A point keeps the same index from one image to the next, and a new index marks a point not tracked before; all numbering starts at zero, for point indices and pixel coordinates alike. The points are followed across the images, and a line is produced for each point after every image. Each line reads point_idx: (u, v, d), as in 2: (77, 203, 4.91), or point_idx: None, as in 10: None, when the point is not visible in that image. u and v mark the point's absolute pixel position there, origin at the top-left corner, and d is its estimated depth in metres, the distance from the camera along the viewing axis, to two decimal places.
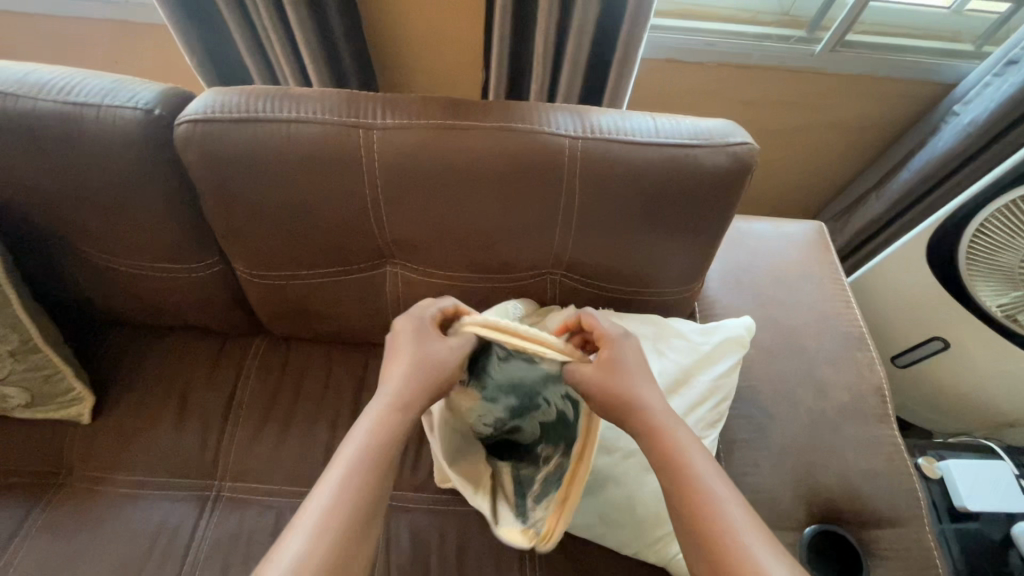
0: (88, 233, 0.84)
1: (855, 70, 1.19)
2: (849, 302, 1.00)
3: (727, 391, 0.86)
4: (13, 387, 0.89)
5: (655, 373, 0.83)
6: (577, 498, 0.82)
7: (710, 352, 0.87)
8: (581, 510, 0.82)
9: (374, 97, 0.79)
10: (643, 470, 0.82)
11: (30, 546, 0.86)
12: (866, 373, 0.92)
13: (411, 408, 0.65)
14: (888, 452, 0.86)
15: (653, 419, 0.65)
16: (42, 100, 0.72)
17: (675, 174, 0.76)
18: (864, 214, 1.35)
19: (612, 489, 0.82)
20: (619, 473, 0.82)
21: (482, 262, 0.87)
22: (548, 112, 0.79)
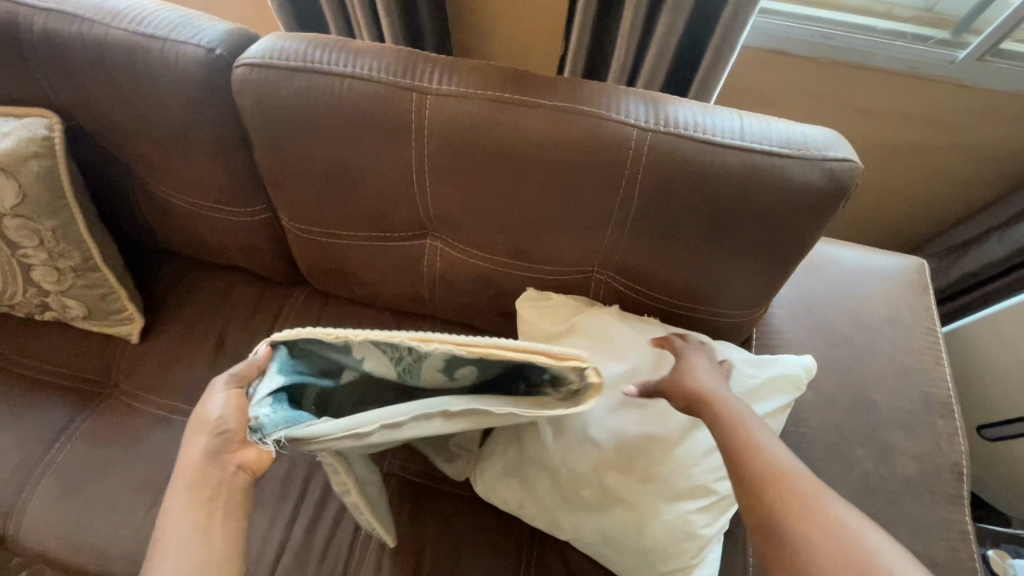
0: (149, 165, 0.86)
1: (1003, 86, 1.01)
2: (938, 357, 0.86)
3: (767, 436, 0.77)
4: (71, 299, 0.94)
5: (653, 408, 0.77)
6: (581, 513, 0.77)
7: (759, 388, 0.77)
8: (582, 524, 0.77)
9: (434, 58, 0.73)
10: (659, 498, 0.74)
11: (74, 448, 0.93)
12: (944, 444, 0.80)
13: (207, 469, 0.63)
14: (953, 538, 0.75)
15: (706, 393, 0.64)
16: (113, 28, 0.72)
17: (754, 184, 0.67)
18: (980, 255, 1.16)
19: (619, 514, 0.75)
20: (630, 498, 0.74)
21: (524, 250, 0.82)
22: (622, 96, 0.71)
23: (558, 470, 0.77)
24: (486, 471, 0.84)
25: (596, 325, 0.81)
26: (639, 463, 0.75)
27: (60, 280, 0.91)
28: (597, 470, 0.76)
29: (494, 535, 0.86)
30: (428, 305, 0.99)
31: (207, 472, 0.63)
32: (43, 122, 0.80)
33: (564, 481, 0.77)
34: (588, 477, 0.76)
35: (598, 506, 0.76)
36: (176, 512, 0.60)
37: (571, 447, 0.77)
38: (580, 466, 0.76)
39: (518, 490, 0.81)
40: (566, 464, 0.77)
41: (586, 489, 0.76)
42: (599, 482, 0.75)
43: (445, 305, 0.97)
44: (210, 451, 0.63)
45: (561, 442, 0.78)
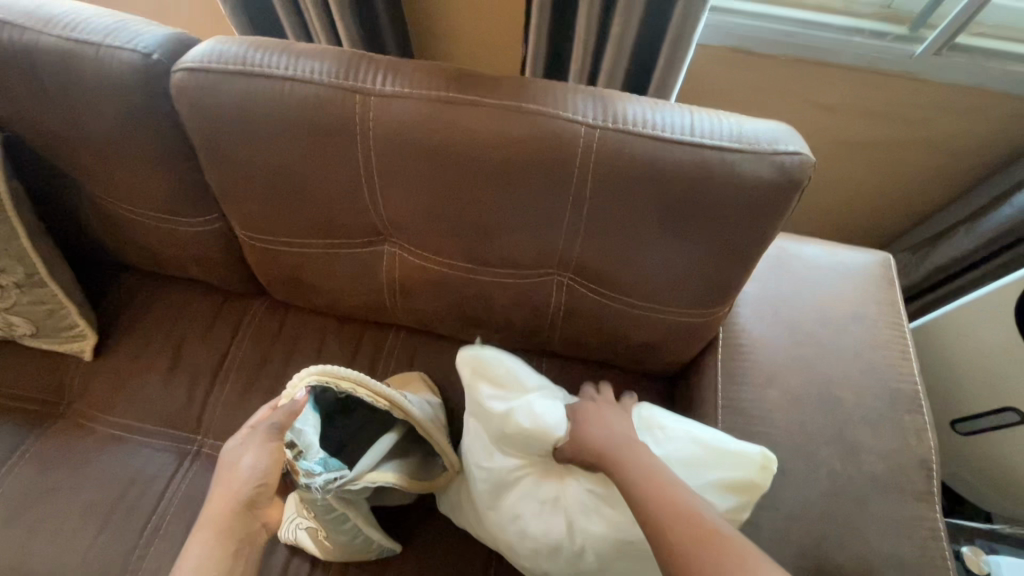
0: (94, 177, 0.83)
1: (964, 79, 1.01)
2: (905, 352, 0.85)
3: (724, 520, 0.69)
4: (17, 316, 0.91)
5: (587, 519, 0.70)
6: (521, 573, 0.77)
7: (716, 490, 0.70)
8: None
9: (379, 59, 0.71)
10: None
11: (21, 471, 0.90)
12: (912, 439, 0.78)
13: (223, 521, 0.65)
14: (923, 537, 0.73)
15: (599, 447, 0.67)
16: (46, 34, 0.70)
17: (703, 179, 0.65)
18: (948, 250, 1.15)
19: None
20: None
21: (479, 253, 0.80)
22: (570, 93, 0.70)
23: (503, 542, 0.74)
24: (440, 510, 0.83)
25: (536, 399, 0.75)
26: (580, 555, 0.70)
27: (3, 297, 0.88)
28: (536, 553, 0.71)
29: (456, 548, 0.84)
30: (390, 314, 0.97)
31: (234, 525, 0.66)
32: None
33: (510, 552, 0.74)
34: (532, 557, 0.72)
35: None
36: (198, 555, 0.64)
37: (511, 526, 0.73)
38: (523, 546, 0.72)
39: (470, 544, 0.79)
40: (510, 540, 0.73)
41: (531, 564, 0.73)
42: (534, 567, 0.73)
43: (407, 312, 0.95)
44: (245, 502, 0.67)
45: (501, 518, 0.73)
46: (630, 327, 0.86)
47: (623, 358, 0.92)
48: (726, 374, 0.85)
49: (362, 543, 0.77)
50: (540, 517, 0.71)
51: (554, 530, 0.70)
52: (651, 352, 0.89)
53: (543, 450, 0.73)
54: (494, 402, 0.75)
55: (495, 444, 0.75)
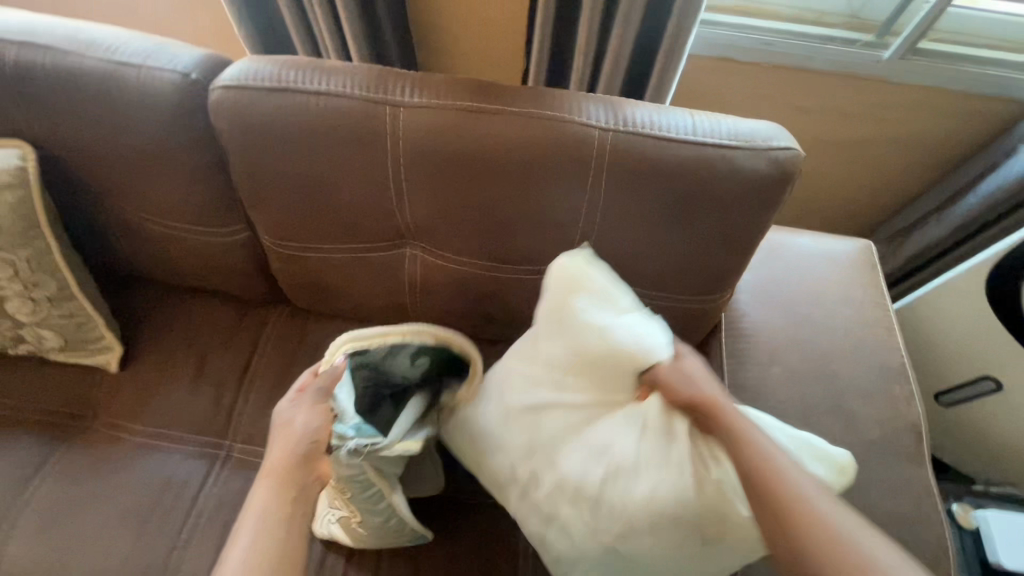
0: (125, 192, 0.86)
1: (927, 80, 1.10)
2: (890, 328, 0.93)
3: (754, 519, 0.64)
4: (47, 330, 0.93)
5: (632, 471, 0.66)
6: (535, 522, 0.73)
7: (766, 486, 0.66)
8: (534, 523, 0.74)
9: (405, 74, 0.77)
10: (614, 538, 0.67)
11: (52, 483, 0.91)
12: (903, 407, 0.85)
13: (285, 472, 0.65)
14: (918, 494, 0.80)
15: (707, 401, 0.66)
16: (88, 57, 0.74)
17: (707, 175, 0.72)
18: (920, 238, 1.25)
19: (569, 534, 0.70)
20: (578, 533, 0.69)
21: (499, 251, 0.86)
22: (582, 100, 0.76)
23: (526, 470, 0.74)
24: (467, 417, 0.81)
25: (632, 328, 0.71)
26: (602, 511, 0.67)
27: (35, 311, 0.91)
28: (559, 489, 0.70)
29: (487, 533, 0.89)
30: (409, 315, 1.01)
31: (294, 477, 0.66)
32: (17, 153, 0.79)
33: (527, 485, 0.74)
34: (551, 492, 0.71)
35: (548, 523, 0.72)
36: (260, 507, 0.62)
37: (548, 451, 0.73)
38: (546, 477, 0.72)
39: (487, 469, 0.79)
40: (538, 468, 0.73)
41: (543, 503, 0.72)
42: (557, 501, 0.70)
43: (426, 312, 0.99)
44: (302, 456, 0.67)
45: (542, 438, 0.73)
46: None
47: None
48: (730, 356, 0.92)
49: (396, 526, 0.80)
50: (581, 456, 0.70)
51: (590, 473, 0.68)
52: None
53: (626, 383, 0.71)
54: (586, 309, 0.72)
55: (563, 362, 0.73)
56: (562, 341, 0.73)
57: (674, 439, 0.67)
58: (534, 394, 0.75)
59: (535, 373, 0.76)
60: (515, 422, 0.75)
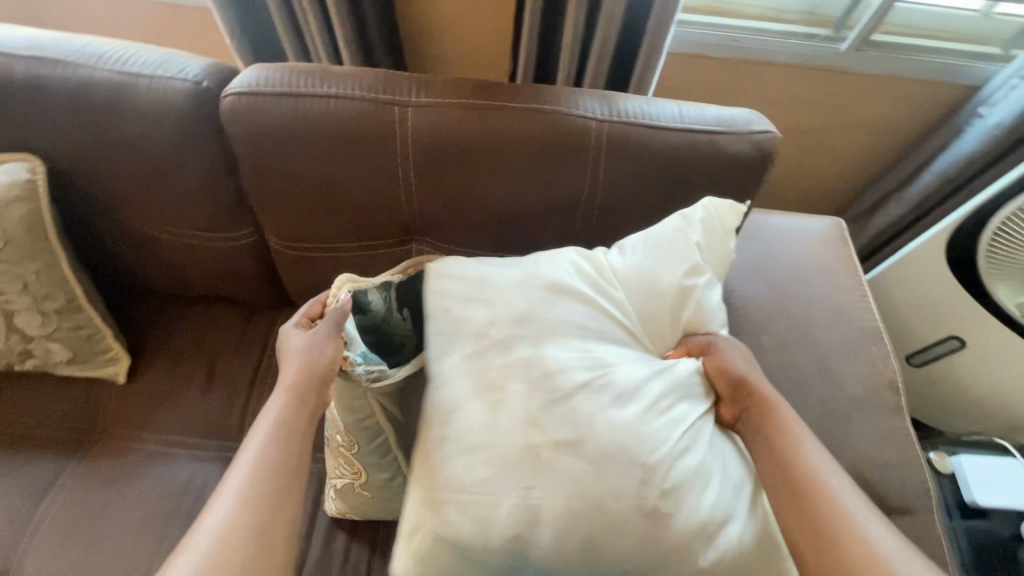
0: (133, 201, 0.88)
1: (880, 69, 1.20)
2: (864, 295, 1.01)
3: (704, 528, 0.56)
4: (56, 344, 0.94)
5: (619, 391, 0.61)
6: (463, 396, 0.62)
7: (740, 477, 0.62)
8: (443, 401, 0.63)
9: (409, 76, 0.82)
10: (535, 429, 0.59)
11: (68, 497, 0.91)
12: (880, 365, 0.93)
13: (301, 395, 0.68)
14: (899, 443, 0.87)
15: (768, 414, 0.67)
16: (99, 70, 0.77)
17: (696, 159, 0.79)
18: (884, 214, 1.35)
19: (494, 412, 0.61)
20: (501, 414, 0.60)
21: (504, 241, 0.90)
22: (578, 95, 0.82)
23: (505, 328, 0.66)
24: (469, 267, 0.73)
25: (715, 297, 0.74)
26: (559, 410, 0.60)
27: (44, 324, 0.92)
28: (530, 361, 0.63)
29: None
30: None
31: (304, 401, 0.68)
32: (25, 165, 0.81)
33: (487, 345, 0.65)
34: (514, 363, 0.63)
35: (469, 390, 0.62)
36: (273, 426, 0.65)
37: (548, 325, 0.66)
38: (522, 344, 0.64)
39: (439, 316, 0.68)
40: (521, 335, 0.65)
41: (493, 370, 0.63)
42: (517, 368, 0.63)
43: None
44: (317, 379, 0.69)
45: (551, 312, 0.67)
46: None
47: None
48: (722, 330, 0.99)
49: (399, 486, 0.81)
50: (580, 348, 0.64)
51: (581, 368, 0.62)
52: None
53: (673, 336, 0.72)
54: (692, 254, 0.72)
55: (635, 286, 0.71)
56: (661, 259, 0.72)
57: (687, 402, 0.65)
58: (583, 283, 0.70)
59: (600, 269, 0.73)
60: (524, 292, 0.69)
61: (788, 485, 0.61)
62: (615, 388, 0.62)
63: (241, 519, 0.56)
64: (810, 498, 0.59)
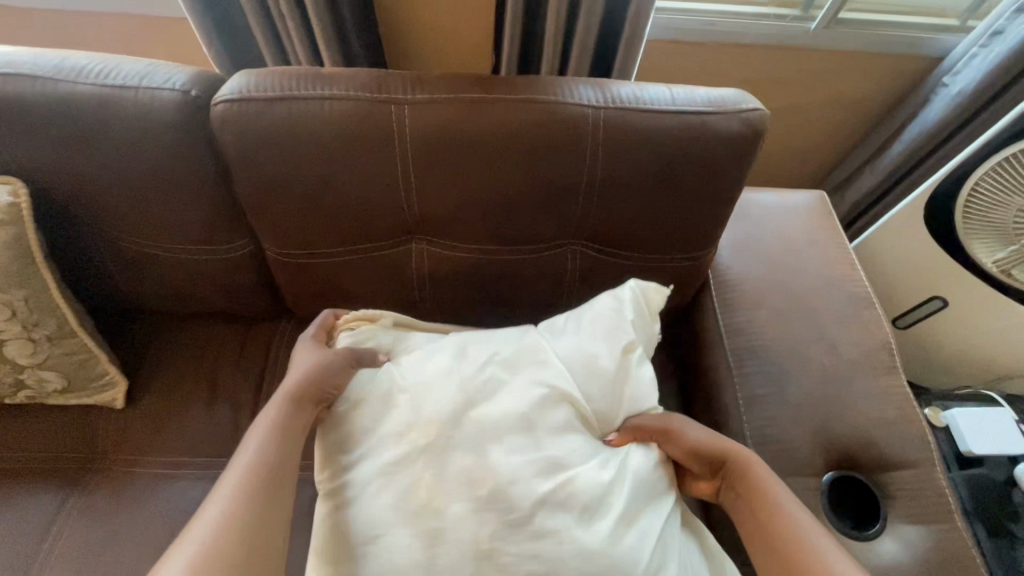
0: (122, 219, 0.86)
1: (848, 45, 1.24)
2: (853, 263, 1.04)
3: None
4: (50, 371, 0.91)
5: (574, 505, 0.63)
6: (403, 528, 0.61)
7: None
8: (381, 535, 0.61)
9: (402, 75, 0.81)
10: (484, 553, 0.60)
11: (74, 528, 0.87)
12: (873, 328, 0.97)
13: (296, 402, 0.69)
14: (898, 400, 0.91)
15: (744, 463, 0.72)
16: (81, 84, 0.75)
17: (691, 140, 0.80)
18: (860, 185, 1.40)
19: (437, 537, 0.60)
20: (445, 539, 0.60)
21: (505, 233, 0.90)
22: (570, 84, 0.83)
23: (446, 437, 0.66)
24: (418, 361, 0.76)
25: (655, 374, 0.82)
26: (514, 534, 0.60)
27: (36, 352, 0.89)
28: (477, 474, 0.64)
29: None
30: (418, 309, 1.04)
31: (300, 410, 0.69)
32: (7, 188, 0.78)
33: (427, 455, 0.65)
34: (452, 478, 0.64)
35: (408, 513, 0.62)
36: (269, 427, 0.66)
37: (495, 427, 0.68)
38: (465, 455, 0.65)
39: (380, 423, 0.69)
40: (464, 443, 0.66)
41: (435, 486, 0.63)
42: (460, 485, 0.63)
43: (435, 304, 1.03)
44: (308, 389, 0.71)
45: (497, 414, 0.69)
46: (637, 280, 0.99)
47: None
48: (722, 306, 1.01)
49: None
50: (529, 452, 0.66)
51: (534, 481, 0.64)
52: None
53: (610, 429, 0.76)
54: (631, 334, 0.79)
55: (569, 366, 0.76)
56: (600, 339, 0.78)
57: (649, 504, 0.67)
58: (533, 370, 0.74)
59: (536, 352, 0.77)
60: (465, 394, 0.70)
61: (769, 545, 0.64)
62: (567, 500, 0.63)
63: (241, 513, 0.55)
64: (789, 551, 0.62)
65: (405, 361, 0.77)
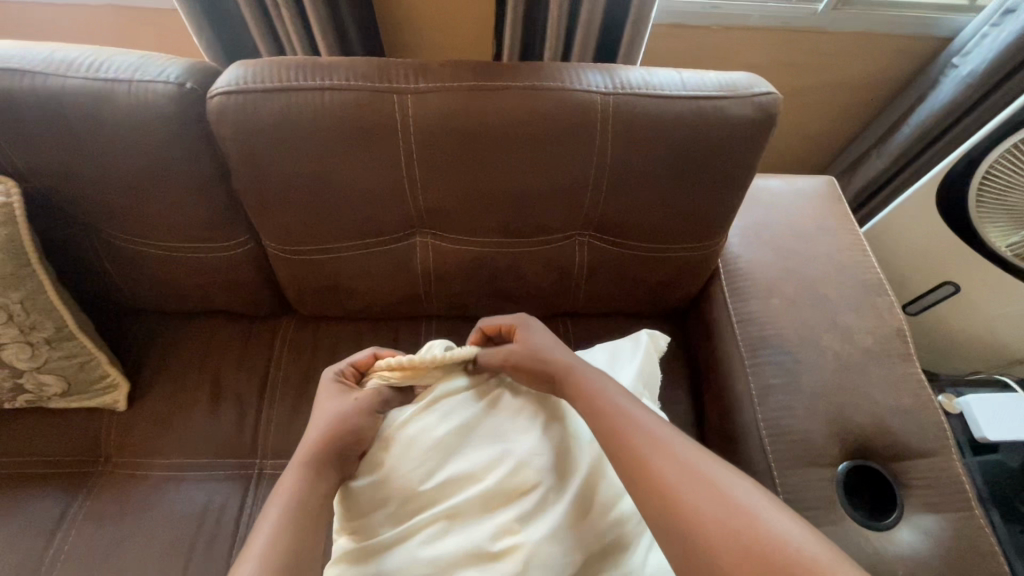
0: (118, 217, 0.84)
1: (855, 26, 1.21)
2: (865, 249, 1.03)
3: None
4: (50, 374, 0.90)
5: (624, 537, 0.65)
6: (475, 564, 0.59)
7: None
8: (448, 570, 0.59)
9: (405, 63, 0.79)
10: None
11: (79, 534, 0.86)
12: (887, 315, 0.95)
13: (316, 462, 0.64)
14: (914, 387, 0.89)
15: (584, 384, 0.69)
16: (70, 77, 0.72)
17: (702, 125, 0.78)
18: (868, 169, 1.38)
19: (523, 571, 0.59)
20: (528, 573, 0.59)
21: (512, 225, 0.88)
22: (578, 69, 0.80)
23: (496, 488, 0.64)
24: (458, 401, 0.72)
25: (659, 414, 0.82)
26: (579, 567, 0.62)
27: (34, 355, 0.87)
28: (526, 523, 0.62)
29: None
30: (423, 305, 1.03)
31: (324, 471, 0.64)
32: None
33: (472, 508, 0.64)
34: (528, 512, 0.63)
35: (445, 569, 0.59)
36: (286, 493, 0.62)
37: (547, 477, 0.66)
38: (513, 508, 0.63)
39: (419, 473, 0.66)
40: (514, 494, 0.65)
41: (478, 539, 0.61)
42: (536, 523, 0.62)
43: (441, 299, 1.01)
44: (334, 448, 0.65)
45: (547, 461, 0.68)
46: (647, 270, 0.97)
47: (640, 300, 1.04)
48: (732, 296, 0.99)
49: None
50: (577, 497, 0.65)
51: (583, 532, 0.63)
52: (667, 291, 1.02)
53: None
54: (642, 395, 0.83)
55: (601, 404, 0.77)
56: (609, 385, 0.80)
57: None
58: (579, 420, 0.72)
59: None
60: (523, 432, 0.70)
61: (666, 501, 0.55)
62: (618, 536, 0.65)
63: None
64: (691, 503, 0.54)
65: (440, 396, 0.72)
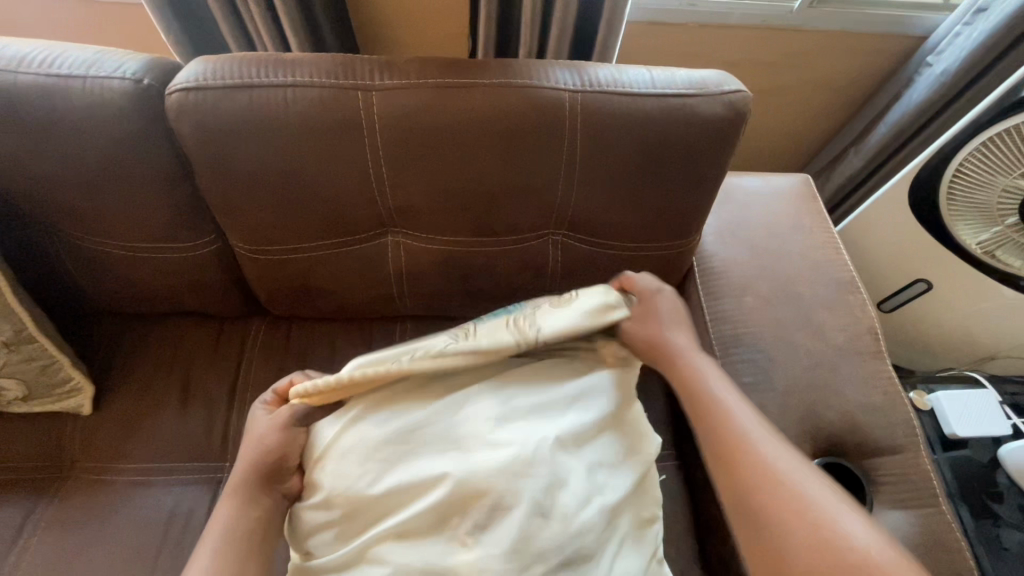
0: (78, 217, 0.82)
1: (830, 25, 1.22)
2: (837, 247, 1.03)
3: None
4: (9, 378, 0.88)
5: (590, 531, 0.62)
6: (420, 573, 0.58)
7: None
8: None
9: (371, 59, 0.77)
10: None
11: (39, 542, 0.84)
12: (859, 312, 0.96)
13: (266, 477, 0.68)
14: (884, 385, 0.90)
15: (693, 374, 0.73)
16: (22, 73, 0.70)
17: (672, 123, 0.77)
18: (844, 168, 1.39)
19: None
20: None
21: (483, 224, 0.87)
22: (547, 67, 0.79)
23: (444, 500, 0.61)
24: (401, 408, 0.68)
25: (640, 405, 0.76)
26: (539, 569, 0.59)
27: None
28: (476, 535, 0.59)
29: None
30: (396, 305, 1.01)
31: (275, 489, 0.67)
32: None
33: (422, 522, 0.61)
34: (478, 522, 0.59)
35: None
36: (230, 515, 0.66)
37: (499, 481, 0.60)
38: (466, 520, 0.60)
39: (365, 486, 0.63)
40: (463, 505, 0.60)
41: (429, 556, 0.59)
42: (485, 535, 0.59)
43: (414, 299, 1.00)
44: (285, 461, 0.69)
45: (500, 463, 0.61)
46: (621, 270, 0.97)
47: None
48: (706, 294, 0.99)
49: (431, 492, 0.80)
50: (535, 503, 0.60)
51: (540, 538, 0.59)
52: None
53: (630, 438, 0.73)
54: None
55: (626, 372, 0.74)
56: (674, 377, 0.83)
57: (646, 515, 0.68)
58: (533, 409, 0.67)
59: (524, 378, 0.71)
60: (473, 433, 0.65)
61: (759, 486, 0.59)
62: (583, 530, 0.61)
63: None
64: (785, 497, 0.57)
65: (379, 408, 0.69)
